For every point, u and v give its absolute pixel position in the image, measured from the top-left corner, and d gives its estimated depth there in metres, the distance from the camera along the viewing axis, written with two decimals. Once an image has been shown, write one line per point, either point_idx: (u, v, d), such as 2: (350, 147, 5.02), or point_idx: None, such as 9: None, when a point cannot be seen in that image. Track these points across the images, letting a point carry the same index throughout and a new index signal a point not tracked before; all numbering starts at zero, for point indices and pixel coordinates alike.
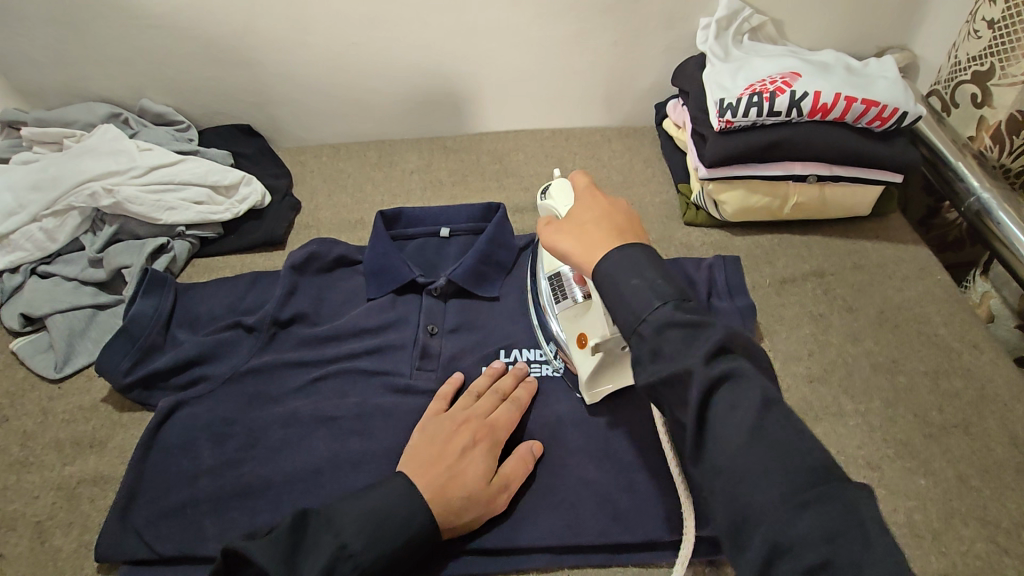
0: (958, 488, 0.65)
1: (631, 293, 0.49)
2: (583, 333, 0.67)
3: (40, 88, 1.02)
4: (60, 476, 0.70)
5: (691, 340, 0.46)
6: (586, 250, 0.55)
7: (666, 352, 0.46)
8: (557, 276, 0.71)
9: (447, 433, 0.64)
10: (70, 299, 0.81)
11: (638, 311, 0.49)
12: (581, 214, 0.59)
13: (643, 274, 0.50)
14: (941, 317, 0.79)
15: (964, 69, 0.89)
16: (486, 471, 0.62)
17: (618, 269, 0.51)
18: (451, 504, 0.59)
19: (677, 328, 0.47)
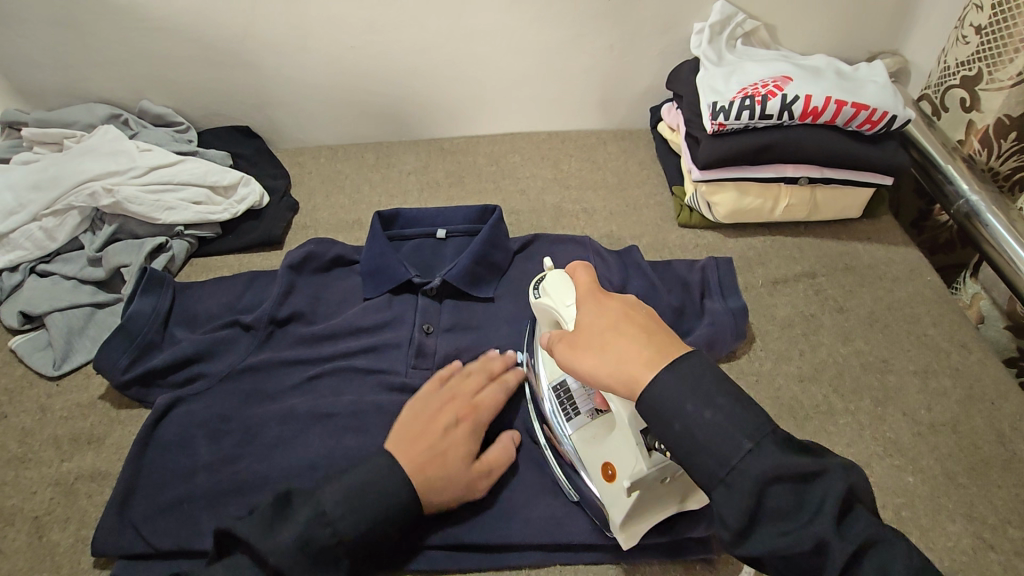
0: (945, 485, 0.66)
1: (712, 442, 0.46)
2: (609, 465, 0.59)
3: (41, 89, 1.03)
4: (58, 472, 0.70)
5: (798, 494, 0.45)
6: (625, 369, 0.51)
7: (774, 510, 0.44)
8: (563, 387, 0.65)
9: (433, 412, 0.65)
10: (69, 297, 0.82)
11: (720, 467, 0.46)
12: (598, 321, 0.55)
13: (703, 410, 0.47)
14: (930, 318, 0.80)
15: (953, 73, 0.91)
16: (468, 452, 0.63)
17: (672, 398, 0.48)
18: (433, 480, 0.59)
19: (782, 482, 0.44)
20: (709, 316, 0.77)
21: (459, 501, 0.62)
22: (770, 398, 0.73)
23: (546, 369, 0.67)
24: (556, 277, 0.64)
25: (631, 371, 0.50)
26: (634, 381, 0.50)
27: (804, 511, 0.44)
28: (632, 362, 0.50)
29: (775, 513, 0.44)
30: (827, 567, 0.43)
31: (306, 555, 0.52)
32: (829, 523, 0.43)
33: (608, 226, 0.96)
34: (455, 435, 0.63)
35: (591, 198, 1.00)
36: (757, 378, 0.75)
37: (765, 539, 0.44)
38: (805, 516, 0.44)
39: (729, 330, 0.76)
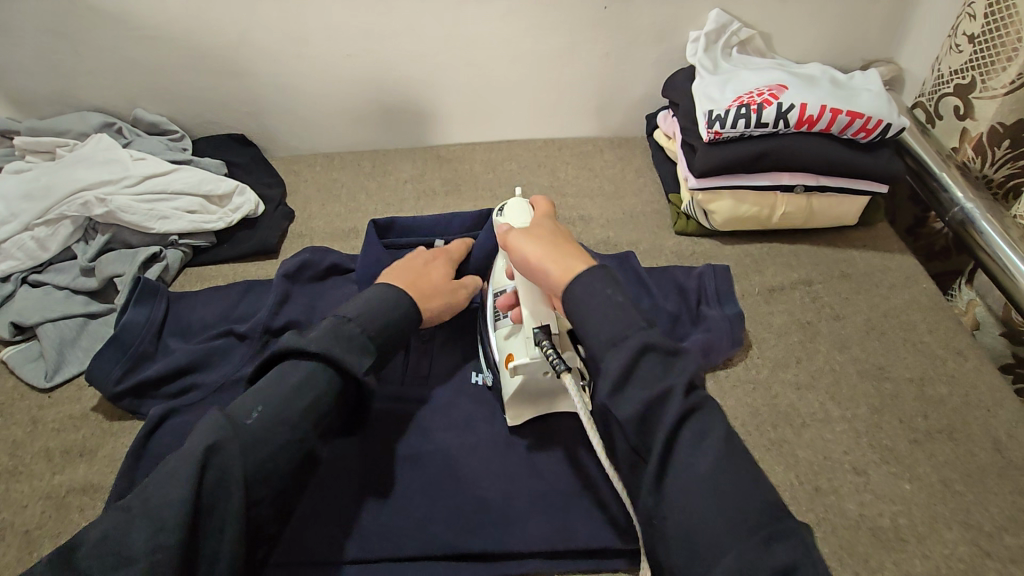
0: (943, 492, 0.65)
1: (613, 312, 0.51)
2: (509, 354, 0.66)
3: (34, 98, 1.02)
4: (49, 485, 0.69)
5: (667, 365, 0.49)
6: (567, 263, 0.56)
7: (643, 375, 0.48)
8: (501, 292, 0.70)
9: (411, 255, 0.76)
10: (61, 307, 0.81)
11: (611, 335, 0.50)
12: (547, 226, 0.63)
13: (618, 292, 0.52)
14: (926, 325, 0.80)
15: (947, 82, 0.91)
16: (444, 274, 0.74)
17: (601, 283, 0.53)
18: (420, 291, 0.70)
19: (655, 353, 0.49)
20: (705, 323, 0.77)
21: (444, 312, 0.72)
22: (768, 406, 0.73)
23: (495, 273, 0.72)
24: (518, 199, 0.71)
25: (574, 264, 0.56)
26: (573, 270, 0.55)
27: (664, 377, 0.48)
28: (575, 260, 0.57)
29: (640, 378, 0.48)
30: (666, 419, 0.47)
31: (338, 341, 0.60)
32: (682, 385, 0.48)
33: (605, 234, 0.96)
34: (432, 266, 0.75)
35: (588, 205, 1.00)
36: (754, 385, 0.75)
37: (629, 394, 0.48)
38: (666, 380, 0.48)
39: (726, 337, 0.76)
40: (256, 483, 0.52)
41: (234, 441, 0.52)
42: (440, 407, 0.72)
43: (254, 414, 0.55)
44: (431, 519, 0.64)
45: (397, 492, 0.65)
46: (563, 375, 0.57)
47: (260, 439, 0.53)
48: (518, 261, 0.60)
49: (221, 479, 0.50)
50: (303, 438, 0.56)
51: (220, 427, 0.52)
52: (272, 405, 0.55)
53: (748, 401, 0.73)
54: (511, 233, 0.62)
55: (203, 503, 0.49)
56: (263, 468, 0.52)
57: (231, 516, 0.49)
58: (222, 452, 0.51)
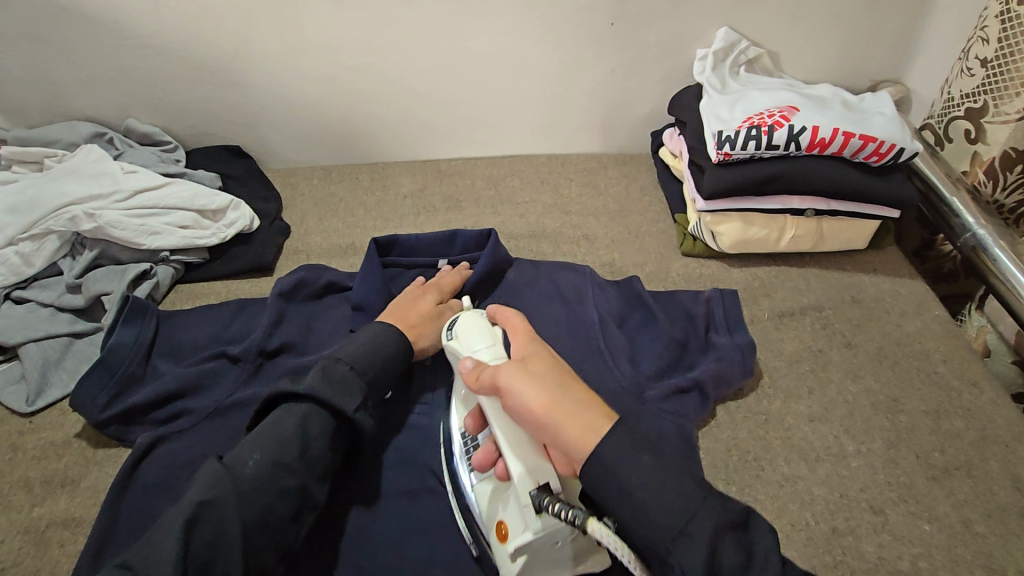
0: (963, 534, 0.63)
1: (669, 489, 0.47)
2: (503, 523, 0.56)
3: (21, 106, 0.99)
4: (28, 518, 0.65)
5: (744, 544, 0.45)
6: (582, 420, 0.50)
7: (728, 564, 0.44)
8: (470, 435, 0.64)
9: (403, 294, 0.78)
10: (45, 327, 0.78)
11: (673, 519, 0.46)
12: (540, 355, 0.55)
13: (646, 453, 0.48)
14: (940, 355, 0.78)
15: (957, 105, 0.90)
16: (432, 303, 0.75)
17: (626, 448, 0.48)
18: (410, 321, 0.71)
19: (728, 533, 0.45)
20: (715, 350, 0.75)
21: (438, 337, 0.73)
22: (780, 439, 0.71)
23: (456, 416, 0.66)
24: (474, 320, 0.62)
25: (589, 418, 0.50)
26: (594, 427, 0.49)
27: (751, 561, 0.45)
28: (586, 413, 0.50)
29: (729, 569, 0.44)
30: None
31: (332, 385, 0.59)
32: (776, 565, 0.44)
33: (610, 254, 0.94)
34: (421, 297, 0.75)
35: (592, 224, 0.98)
36: (766, 417, 0.73)
37: None
38: (753, 565, 0.45)
39: (737, 365, 0.74)
40: (257, 530, 0.51)
41: (231, 491, 0.50)
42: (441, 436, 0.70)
43: (252, 460, 0.53)
44: (433, 559, 0.61)
45: (397, 529, 0.63)
46: (586, 528, 0.48)
47: (260, 487, 0.52)
48: (516, 408, 0.52)
49: (218, 532, 0.48)
50: (303, 480, 0.55)
51: (219, 474, 0.51)
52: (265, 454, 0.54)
53: (760, 434, 0.71)
54: (505, 375, 0.53)
55: (200, 561, 0.47)
56: (264, 517, 0.51)
57: (232, 563, 0.48)
58: (218, 501, 0.49)
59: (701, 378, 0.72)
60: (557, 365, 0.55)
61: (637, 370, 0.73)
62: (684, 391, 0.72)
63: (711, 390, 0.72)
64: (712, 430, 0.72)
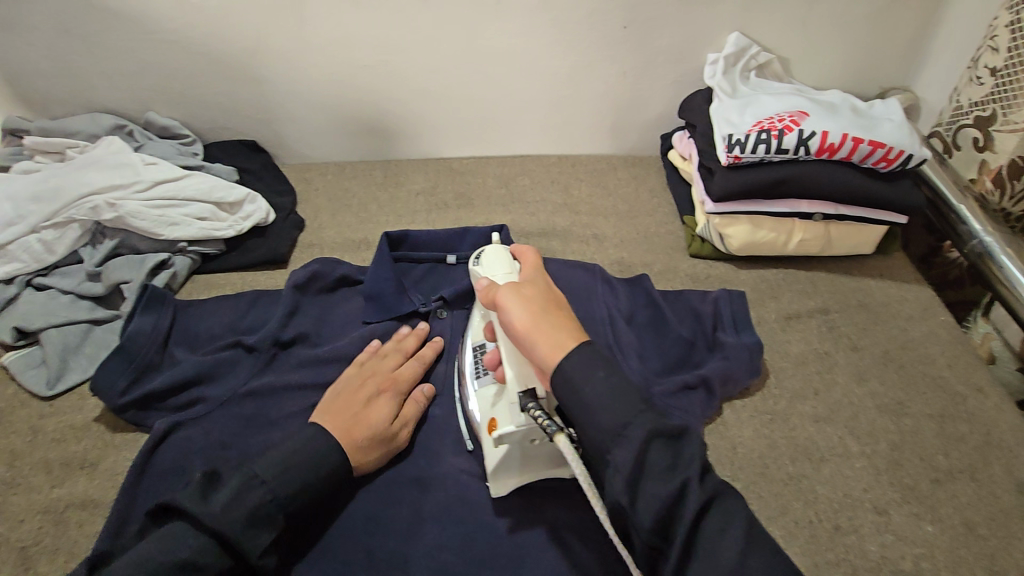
0: (966, 536, 0.64)
1: (613, 395, 0.49)
2: (492, 420, 0.62)
3: (44, 97, 1.01)
4: (47, 499, 0.67)
5: (676, 454, 0.48)
6: (556, 336, 0.52)
7: (653, 466, 0.47)
8: (481, 349, 0.70)
9: (353, 387, 0.70)
10: (65, 313, 0.79)
11: (611, 423, 0.48)
12: (538, 283, 0.59)
13: (602, 369, 0.50)
14: (945, 359, 0.79)
15: (966, 113, 0.91)
16: (387, 415, 0.67)
17: (586, 364, 0.50)
18: (359, 441, 0.64)
19: (660, 438, 0.47)
20: (722, 350, 0.76)
21: (386, 457, 0.67)
22: (785, 438, 0.72)
23: (472, 330, 0.73)
24: (497, 252, 0.68)
25: (563, 336, 0.53)
26: (564, 343, 0.52)
27: (678, 467, 0.47)
28: (563, 331, 0.53)
29: (654, 468, 0.47)
30: (688, 511, 0.45)
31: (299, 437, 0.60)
32: (697, 473, 0.47)
33: (619, 254, 0.95)
34: (374, 404, 0.68)
35: (601, 224, 0.99)
36: (772, 417, 0.74)
37: (643, 488, 0.46)
38: (679, 470, 0.47)
39: (744, 366, 0.75)
40: None
41: None
42: (452, 428, 0.71)
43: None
44: (442, 545, 0.63)
45: (408, 516, 0.65)
46: (555, 438, 0.52)
47: None
48: (505, 322, 0.56)
49: None
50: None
51: None
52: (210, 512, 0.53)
53: (765, 433, 0.72)
54: (500, 292, 0.57)
55: None
56: None
57: None
58: None
59: (708, 377, 0.73)
60: (553, 293, 0.58)
61: (645, 367, 0.75)
62: (691, 389, 0.72)
63: (719, 389, 0.73)
64: (718, 428, 0.73)
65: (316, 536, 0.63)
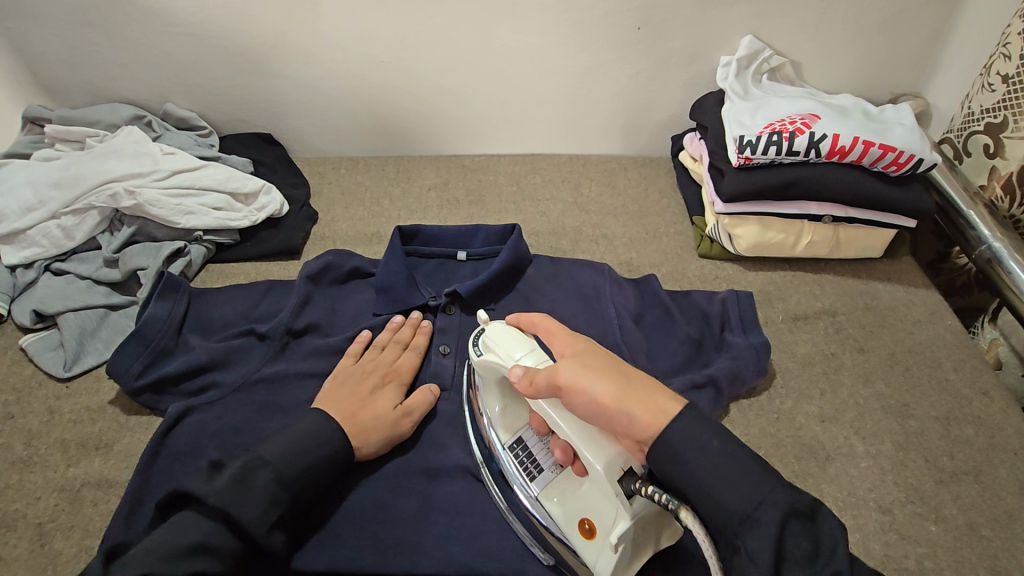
0: (969, 536, 0.64)
1: (741, 478, 0.47)
2: (587, 520, 0.58)
3: (66, 87, 1.03)
4: (63, 477, 0.68)
5: (811, 534, 0.46)
6: (651, 403, 0.52)
7: (793, 551, 0.45)
8: (520, 446, 0.65)
9: (356, 376, 0.71)
10: (83, 298, 0.81)
11: (741, 505, 0.46)
12: (589, 351, 0.58)
13: (712, 437, 0.49)
14: (952, 363, 0.79)
15: (978, 120, 0.91)
16: (389, 402, 0.69)
17: (695, 435, 0.49)
18: (362, 426, 0.65)
19: (795, 521, 0.46)
20: (729, 349, 0.77)
21: (390, 444, 0.67)
22: (791, 437, 0.72)
23: (496, 429, 0.66)
24: (501, 327, 0.65)
25: (657, 400, 0.52)
26: (663, 407, 0.51)
27: (819, 553, 0.45)
28: (652, 396, 0.52)
29: (794, 559, 0.44)
30: None
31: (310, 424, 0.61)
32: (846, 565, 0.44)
33: (628, 253, 0.96)
34: (377, 392, 0.70)
35: (611, 223, 1.00)
36: (778, 416, 0.74)
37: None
38: (820, 557, 0.45)
39: (751, 365, 0.75)
40: None
41: None
42: (461, 420, 0.72)
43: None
44: (450, 535, 0.64)
45: (416, 504, 0.66)
46: (681, 515, 0.48)
47: None
48: (588, 403, 0.53)
49: None
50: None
51: None
52: (213, 495, 0.54)
53: (771, 432, 0.73)
54: (566, 370, 0.55)
55: None
56: None
57: None
58: None
59: (716, 375, 0.73)
60: (611, 358, 0.57)
61: (652, 365, 0.75)
62: (699, 387, 0.73)
63: (726, 388, 0.73)
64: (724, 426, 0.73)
65: (325, 521, 0.64)
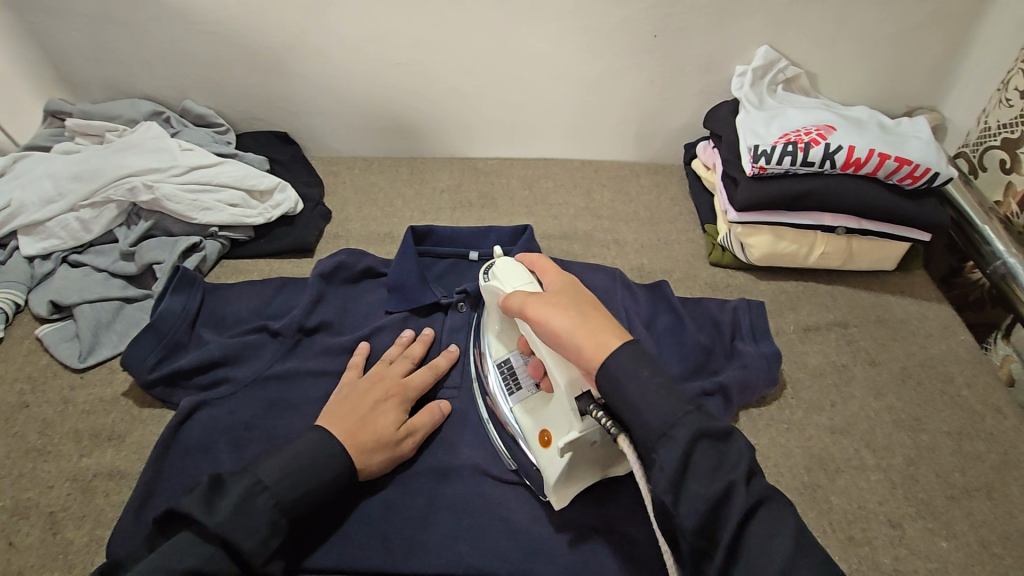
0: (980, 554, 0.64)
1: (659, 396, 0.49)
2: (546, 431, 0.62)
3: (87, 82, 1.04)
4: (76, 467, 0.69)
5: (720, 455, 0.47)
6: (597, 338, 0.54)
7: (700, 467, 0.46)
8: (507, 364, 0.70)
9: (359, 392, 0.69)
10: (99, 290, 0.82)
11: (656, 422, 0.48)
12: (564, 290, 0.61)
13: (646, 367, 0.50)
14: (964, 378, 0.79)
15: (994, 134, 0.91)
16: (393, 421, 0.67)
17: (629, 366, 0.51)
18: (365, 447, 0.63)
19: (706, 440, 0.47)
20: (740, 358, 0.77)
21: (391, 464, 0.66)
22: (801, 448, 0.72)
23: (491, 347, 0.72)
24: (509, 261, 0.67)
25: (604, 336, 0.54)
26: (606, 343, 0.53)
27: (723, 469, 0.46)
28: (601, 333, 0.54)
29: (699, 471, 0.46)
30: (733, 513, 0.45)
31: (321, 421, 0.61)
32: (744, 475, 0.46)
33: (639, 259, 0.96)
34: (380, 410, 0.67)
35: (622, 229, 1.00)
36: (788, 427, 0.74)
37: (688, 490, 0.46)
38: (723, 472, 0.46)
39: (762, 374, 0.75)
40: None
41: None
42: (470, 421, 0.72)
43: None
44: (457, 536, 0.64)
45: (424, 504, 0.66)
46: (619, 442, 0.53)
47: None
48: (545, 332, 0.57)
49: None
50: None
51: None
52: (215, 522, 0.52)
53: (781, 442, 0.73)
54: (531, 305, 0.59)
55: None
56: None
57: None
58: None
59: (726, 384, 0.73)
60: (581, 297, 0.60)
61: None
62: (709, 395, 0.73)
63: (735, 396, 0.73)
64: None
65: (334, 518, 0.64)
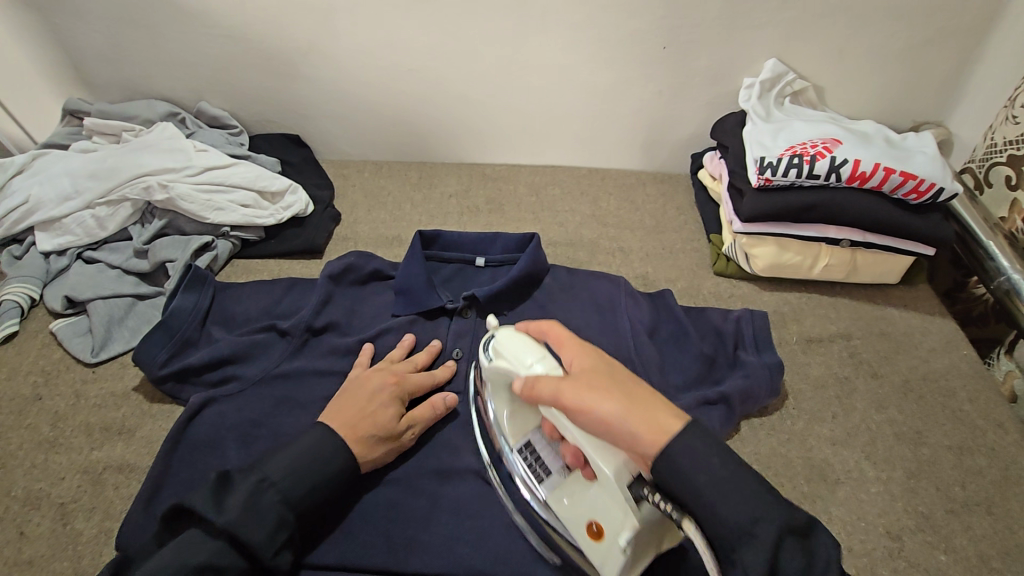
0: (980, 568, 0.64)
1: (733, 489, 0.46)
2: (593, 522, 0.58)
3: (105, 82, 1.06)
4: (87, 459, 0.70)
5: (806, 553, 0.45)
6: (653, 420, 0.51)
7: (788, 566, 0.44)
8: (529, 449, 0.66)
9: (360, 386, 0.70)
10: (113, 287, 0.84)
11: (739, 520, 0.45)
12: (594, 366, 0.57)
13: (715, 454, 0.48)
14: (966, 393, 0.79)
15: (1001, 151, 0.92)
16: (394, 414, 0.67)
17: (694, 452, 0.48)
18: (366, 439, 0.64)
19: (792, 538, 0.45)
20: (742, 367, 0.77)
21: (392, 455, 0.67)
22: (802, 458, 0.73)
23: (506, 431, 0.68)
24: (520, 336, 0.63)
25: (660, 419, 0.51)
26: (665, 427, 0.51)
27: (812, 568, 0.44)
28: (654, 417, 0.52)
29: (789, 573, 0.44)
30: None
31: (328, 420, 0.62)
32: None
33: (643, 267, 0.97)
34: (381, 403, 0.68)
35: (628, 237, 1.01)
36: (789, 437, 0.75)
37: None
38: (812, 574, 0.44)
39: (764, 384, 0.75)
40: None
41: None
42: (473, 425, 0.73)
43: None
44: (459, 538, 0.64)
45: (428, 505, 0.67)
46: (681, 524, 0.48)
47: None
48: (592, 420, 0.53)
49: None
50: None
51: None
52: (223, 518, 0.53)
53: (782, 452, 0.73)
54: (570, 391, 0.55)
55: None
56: None
57: None
58: None
59: (729, 393, 0.73)
60: (613, 371, 0.56)
61: (665, 380, 0.76)
62: (711, 404, 0.74)
63: (738, 405, 0.74)
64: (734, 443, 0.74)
65: (338, 516, 0.65)
